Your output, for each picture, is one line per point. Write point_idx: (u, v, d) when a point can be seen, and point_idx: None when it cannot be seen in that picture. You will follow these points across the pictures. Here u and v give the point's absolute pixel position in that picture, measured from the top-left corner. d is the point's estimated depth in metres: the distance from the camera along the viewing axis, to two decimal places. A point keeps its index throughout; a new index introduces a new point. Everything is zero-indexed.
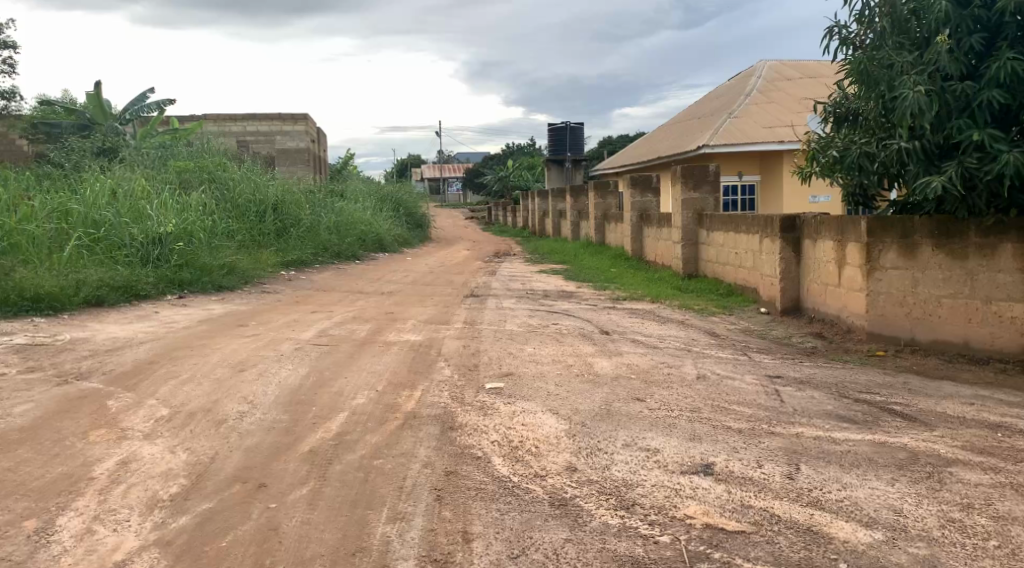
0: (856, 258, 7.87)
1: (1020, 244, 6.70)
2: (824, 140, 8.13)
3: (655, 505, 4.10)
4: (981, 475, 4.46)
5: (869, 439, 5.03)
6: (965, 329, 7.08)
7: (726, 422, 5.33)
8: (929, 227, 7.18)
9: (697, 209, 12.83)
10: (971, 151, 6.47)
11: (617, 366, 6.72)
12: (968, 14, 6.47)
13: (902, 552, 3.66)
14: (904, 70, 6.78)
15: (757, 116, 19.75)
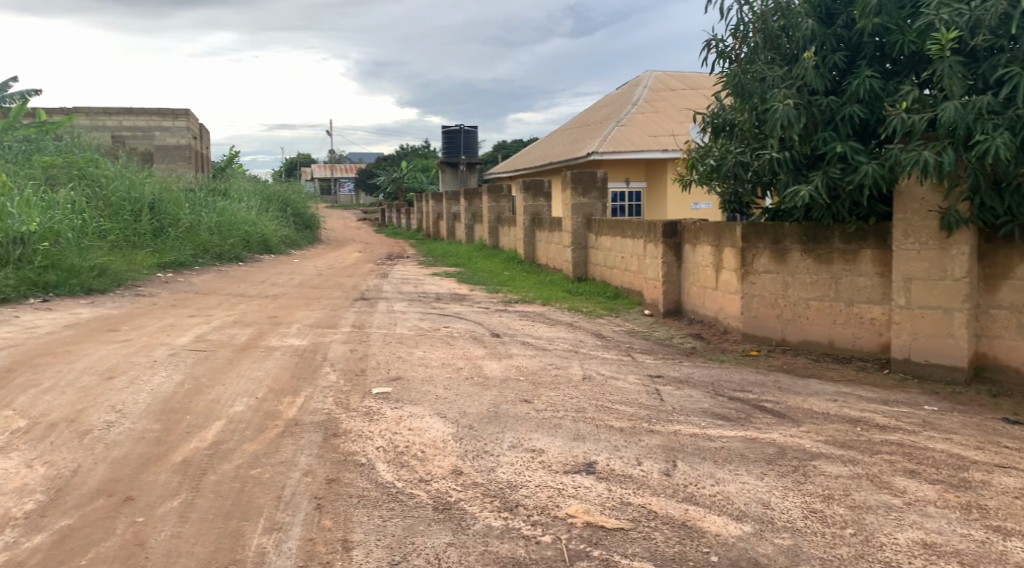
0: (732, 262, 8.31)
1: (878, 250, 7.10)
2: (703, 149, 8.51)
3: (538, 505, 4.15)
4: (841, 467, 4.74)
5: (742, 436, 5.26)
6: (831, 329, 7.51)
7: (609, 421, 5.46)
8: (798, 233, 7.61)
9: (586, 213, 13.10)
10: (834, 161, 6.86)
11: (506, 369, 6.76)
12: (831, 33, 6.96)
13: (768, 543, 3.85)
14: (775, 84, 7.12)
15: (643, 125, 20.35)
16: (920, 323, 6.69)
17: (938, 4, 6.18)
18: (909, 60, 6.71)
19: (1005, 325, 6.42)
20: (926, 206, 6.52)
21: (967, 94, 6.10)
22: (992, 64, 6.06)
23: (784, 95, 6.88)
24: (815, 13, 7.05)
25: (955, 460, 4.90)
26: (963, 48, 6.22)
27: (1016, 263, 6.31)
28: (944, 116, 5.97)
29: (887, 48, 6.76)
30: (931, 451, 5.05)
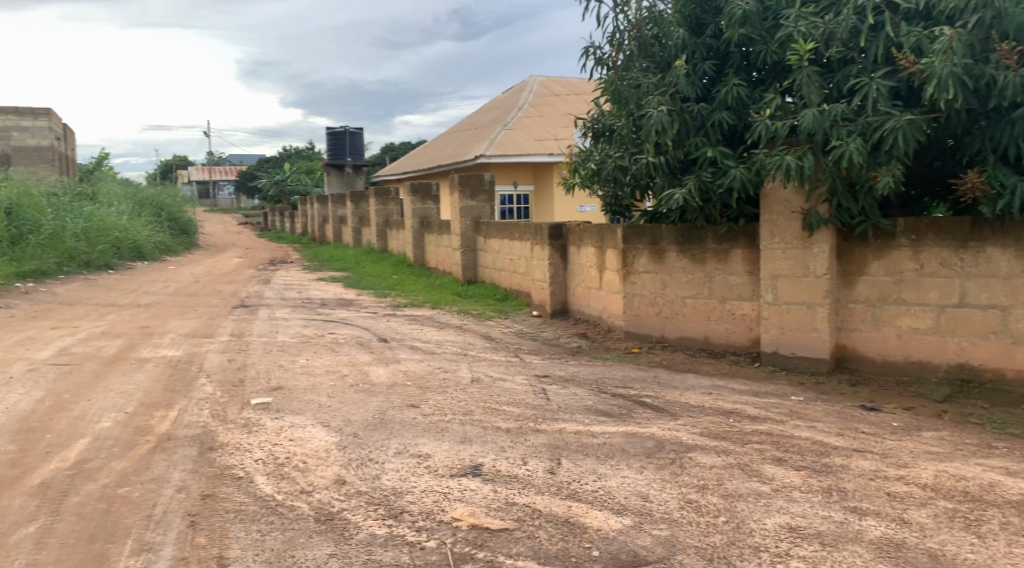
0: (614, 262, 8.55)
1: (747, 249, 7.45)
2: (584, 152, 8.71)
3: (424, 511, 4.13)
4: (715, 458, 4.96)
5: (623, 431, 5.41)
6: (705, 326, 7.83)
7: (495, 422, 5.50)
8: (674, 234, 7.90)
9: (474, 216, 13.13)
10: (706, 165, 7.16)
11: (393, 374, 6.70)
12: (701, 43, 7.27)
13: (647, 535, 3.97)
14: (650, 90, 7.36)
15: (529, 129, 20.60)
16: (786, 318, 7.09)
17: (796, 16, 6.54)
18: (772, 70, 7.08)
19: (861, 318, 6.88)
20: (790, 207, 6.91)
21: (823, 102, 6.49)
22: (845, 75, 6.48)
23: (658, 101, 7.10)
24: (686, 22, 7.34)
25: (818, 446, 5.21)
26: (819, 59, 6.61)
27: (870, 260, 6.76)
28: (803, 122, 6.33)
29: (752, 58, 7.11)
30: (797, 439, 5.35)
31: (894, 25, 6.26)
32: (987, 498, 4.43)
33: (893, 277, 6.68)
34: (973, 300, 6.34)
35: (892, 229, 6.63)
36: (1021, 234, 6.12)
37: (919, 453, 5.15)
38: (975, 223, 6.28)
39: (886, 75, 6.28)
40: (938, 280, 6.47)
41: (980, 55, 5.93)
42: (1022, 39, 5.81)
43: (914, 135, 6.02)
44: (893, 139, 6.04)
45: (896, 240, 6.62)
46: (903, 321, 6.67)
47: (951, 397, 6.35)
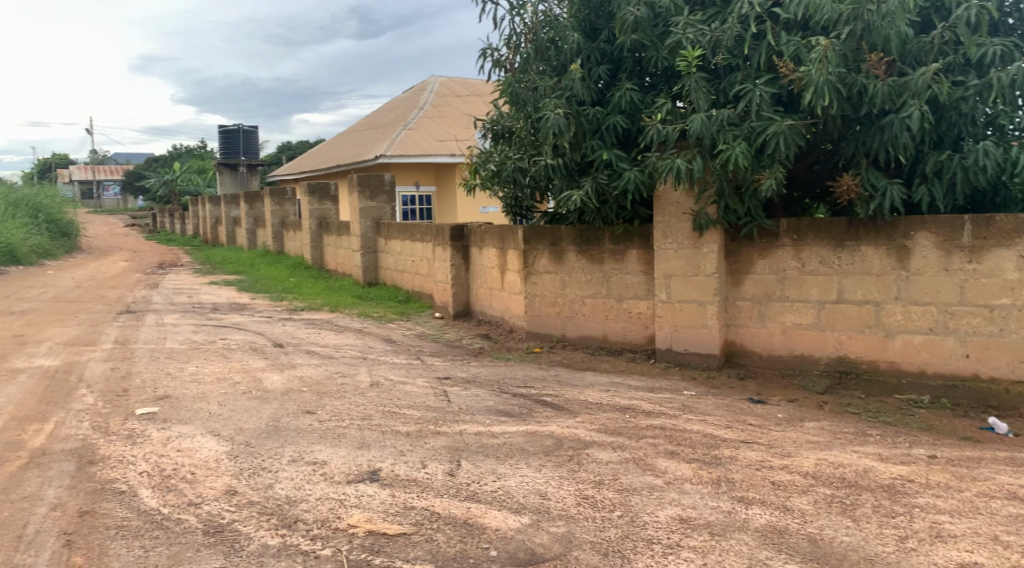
0: (515, 263, 8.62)
1: (642, 249, 7.65)
2: (484, 153, 8.74)
3: (319, 519, 4.05)
4: (611, 453, 5.07)
5: (523, 430, 5.46)
6: (604, 324, 7.99)
7: (394, 426, 5.44)
8: (572, 235, 8.02)
9: (374, 217, 12.94)
10: (602, 167, 7.31)
11: (289, 380, 6.53)
12: (595, 47, 7.41)
13: (544, 533, 4.02)
14: (546, 93, 7.45)
15: (430, 129, 20.49)
16: (679, 316, 7.32)
17: (684, 24, 6.75)
18: (663, 74, 7.28)
19: (748, 315, 7.17)
20: (681, 209, 7.15)
21: (711, 107, 6.73)
22: (730, 81, 6.73)
23: (555, 104, 7.18)
24: (580, 27, 7.45)
25: (708, 439, 5.40)
26: (706, 65, 6.85)
27: (755, 259, 7.07)
28: (692, 126, 6.53)
29: (644, 63, 7.30)
30: (690, 432, 5.53)
31: (775, 34, 6.56)
32: (861, 483, 4.69)
33: (777, 275, 6.99)
34: (849, 296, 6.70)
35: (775, 229, 6.94)
36: (890, 233, 6.48)
37: (802, 442, 5.42)
38: (850, 223, 6.64)
39: (768, 82, 6.56)
40: (817, 278, 6.81)
41: (852, 65, 6.26)
42: (889, 51, 6.18)
43: (794, 140, 6.33)
44: (775, 144, 6.32)
45: (780, 240, 6.93)
46: (786, 317, 7.00)
47: (831, 388, 6.72)
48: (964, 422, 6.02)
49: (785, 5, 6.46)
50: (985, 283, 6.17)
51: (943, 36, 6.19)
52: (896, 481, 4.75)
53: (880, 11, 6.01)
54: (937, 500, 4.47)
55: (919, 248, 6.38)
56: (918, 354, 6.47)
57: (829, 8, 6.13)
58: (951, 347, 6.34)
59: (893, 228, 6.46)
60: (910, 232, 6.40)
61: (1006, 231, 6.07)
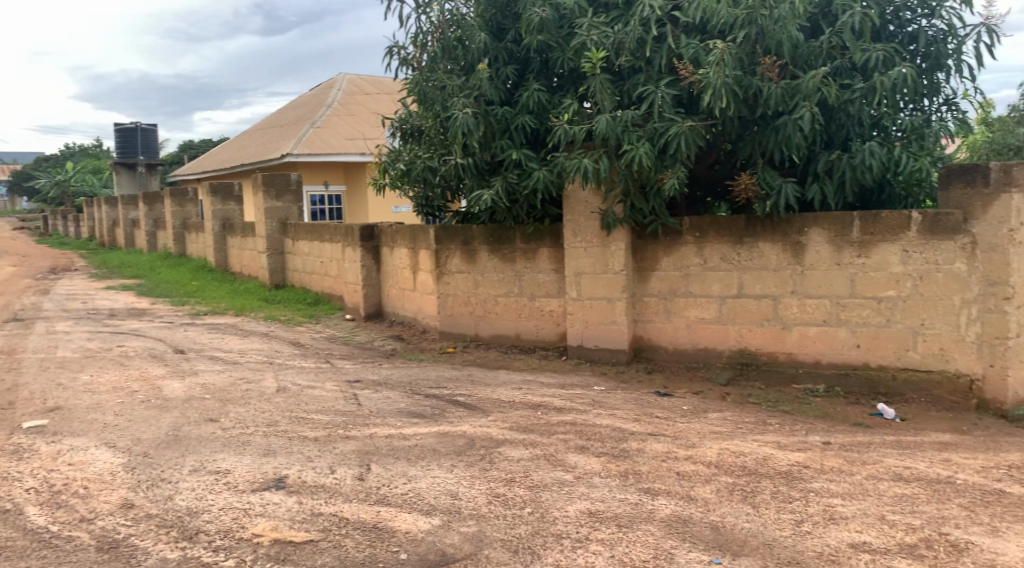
0: (427, 263, 8.57)
1: (553, 248, 7.73)
2: (393, 153, 8.66)
3: (221, 529, 3.93)
4: (522, 451, 5.10)
5: (435, 431, 5.44)
6: (516, 323, 8.04)
7: (302, 432, 5.34)
8: (484, 234, 8.04)
9: (281, 217, 12.63)
10: (511, 167, 7.35)
11: (190, 387, 6.31)
12: (502, 47, 7.44)
13: (455, 533, 4.01)
14: (454, 93, 7.42)
15: (338, 128, 20.15)
16: (589, 313, 7.44)
17: (589, 26, 6.85)
18: (569, 75, 7.37)
19: (655, 311, 7.35)
20: (589, 208, 7.27)
21: (616, 108, 6.85)
22: (634, 83, 6.86)
23: (463, 103, 7.16)
24: (487, 27, 7.47)
25: (617, 433, 5.50)
26: (610, 67, 6.97)
27: (661, 256, 7.24)
28: (598, 127, 6.62)
29: (550, 64, 7.37)
30: (599, 427, 5.62)
31: (675, 37, 6.74)
32: (761, 471, 4.87)
33: (682, 271, 7.19)
34: (749, 291, 6.94)
35: (679, 227, 7.13)
36: (786, 230, 6.75)
37: (706, 433, 5.59)
38: (749, 221, 6.88)
39: (670, 84, 6.73)
40: (720, 274, 7.04)
41: (748, 68, 6.49)
42: (781, 55, 6.44)
43: (694, 141, 6.52)
44: (677, 144, 6.49)
45: (683, 238, 7.13)
46: (691, 312, 7.20)
47: (734, 379, 6.99)
48: (855, 409, 6.34)
49: (684, 9, 6.67)
50: (872, 277, 6.50)
51: (831, 42, 6.50)
52: (793, 467, 4.95)
53: (773, 16, 6.26)
54: (830, 484, 4.68)
55: (812, 244, 6.67)
56: (813, 345, 6.76)
57: (725, 12, 6.35)
58: (844, 338, 6.65)
59: (788, 225, 6.74)
60: (804, 229, 6.69)
61: (891, 227, 6.40)
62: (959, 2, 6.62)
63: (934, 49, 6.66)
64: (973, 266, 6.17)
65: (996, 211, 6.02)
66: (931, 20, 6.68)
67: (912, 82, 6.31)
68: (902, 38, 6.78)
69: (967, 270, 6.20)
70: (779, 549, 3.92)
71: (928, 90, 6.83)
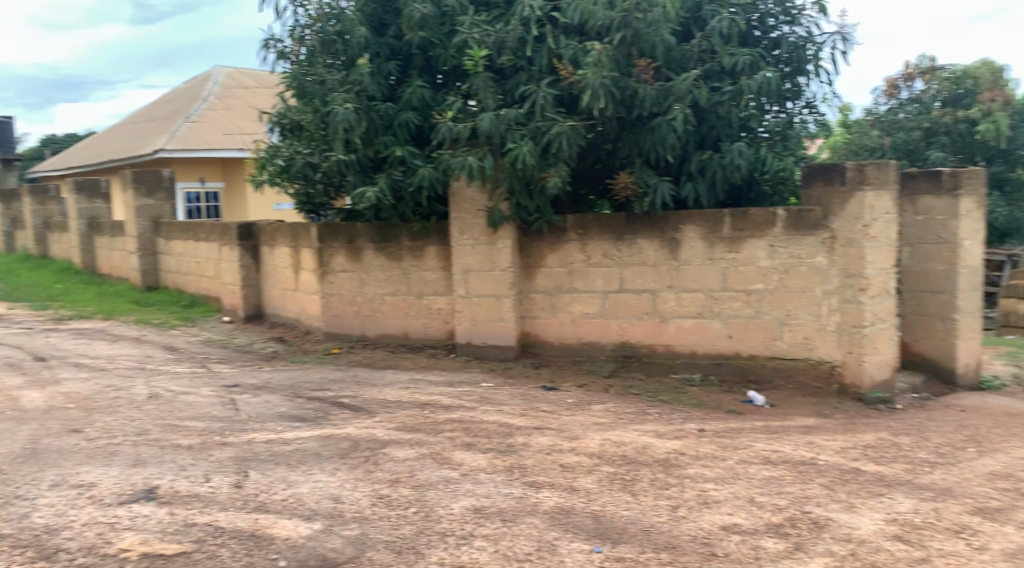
0: (309, 262, 8.37)
1: (440, 246, 7.72)
2: (272, 148, 8.40)
3: (84, 546, 3.71)
4: (408, 451, 5.06)
5: (317, 434, 5.32)
6: (404, 322, 7.97)
7: (176, 440, 5.11)
8: (369, 232, 7.93)
9: (153, 216, 12.02)
10: (395, 164, 7.25)
11: (51, 397, 5.92)
12: (383, 43, 7.34)
13: (336, 537, 3.94)
14: (334, 87, 7.26)
15: (215, 123, 19.39)
16: (476, 310, 7.46)
17: (470, 23, 6.86)
18: (452, 73, 7.37)
19: (540, 306, 7.45)
20: (475, 205, 7.29)
21: (498, 106, 6.89)
22: (516, 82, 6.93)
23: (343, 98, 7.01)
24: (368, 21, 7.35)
25: (504, 428, 5.55)
26: (492, 65, 7.01)
27: (546, 253, 7.35)
28: (481, 125, 6.63)
29: (433, 60, 7.35)
30: (486, 424, 5.65)
31: (555, 37, 6.85)
32: (640, 459, 5.03)
33: (566, 267, 7.32)
34: (630, 286, 7.14)
35: (563, 224, 7.26)
36: (663, 227, 7.00)
37: (589, 425, 5.71)
38: (629, 218, 7.08)
39: (550, 83, 6.84)
40: (603, 270, 7.21)
41: (624, 69, 6.67)
42: (655, 57, 6.66)
43: (575, 140, 6.66)
44: (559, 143, 6.60)
45: (566, 234, 7.26)
46: (576, 308, 7.33)
47: (616, 371, 7.17)
48: (729, 397, 6.65)
49: (563, 11, 6.79)
50: (742, 271, 6.82)
51: (701, 45, 6.77)
52: (671, 454, 5.14)
53: (646, 20, 6.45)
54: (704, 469, 4.89)
55: (687, 240, 6.94)
56: (690, 337, 7.03)
57: (602, 15, 6.49)
58: (717, 329, 6.96)
59: (665, 222, 6.98)
60: (680, 226, 6.95)
61: (759, 223, 6.74)
62: (816, 11, 7.04)
63: (796, 54, 7.06)
64: (832, 260, 6.56)
65: (852, 207, 6.39)
66: (792, 27, 7.07)
67: (775, 85, 6.66)
68: (766, 43, 7.13)
69: (827, 263, 6.58)
70: (656, 535, 4.06)
71: (791, 93, 7.23)
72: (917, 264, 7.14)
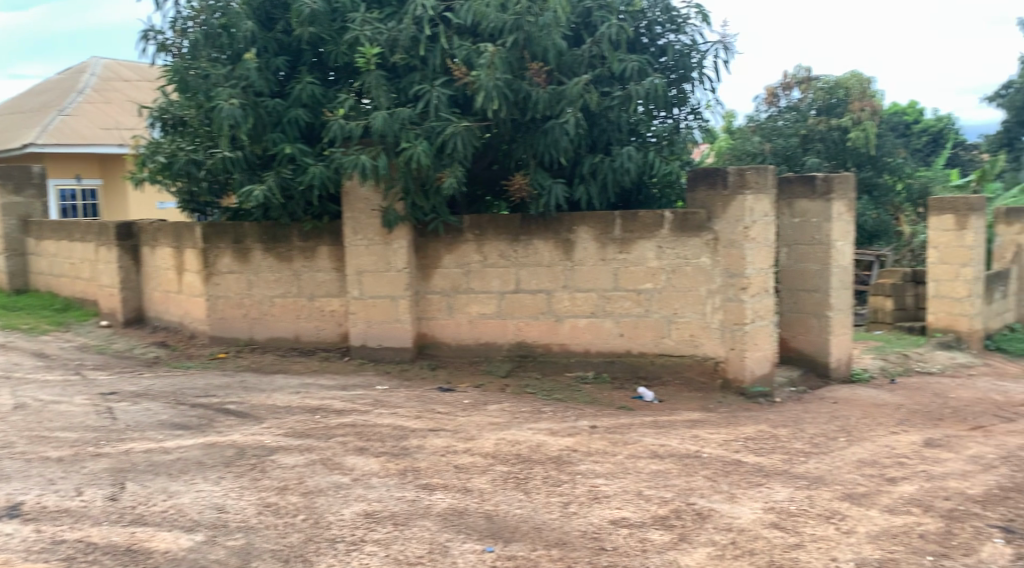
0: (194, 263, 8.05)
1: (332, 246, 7.58)
2: (152, 144, 8.01)
3: None
4: (297, 457, 4.94)
5: (201, 442, 5.12)
6: (295, 324, 7.77)
7: (45, 452, 4.81)
8: (257, 232, 7.71)
9: (21, 215, 11.27)
10: (284, 162, 7.06)
11: None
12: (271, 37, 7.13)
13: (220, 548, 3.80)
14: (219, 82, 6.99)
15: (92, 117, 18.37)
16: (371, 311, 7.35)
17: (361, 21, 6.77)
18: (344, 70, 7.25)
19: (437, 307, 7.40)
20: (369, 205, 7.19)
21: (392, 105, 6.81)
22: (409, 81, 6.87)
23: (228, 93, 6.74)
24: (254, 15, 7.12)
25: (397, 431, 5.50)
26: (385, 63, 6.92)
27: (442, 254, 7.33)
28: (374, 124, 6.53)
29: (324, 57, 7.20)
30: (379, 427, 5.58)
31: (448, 38, 6.84)
32: (533, 457, 5.09)
33: (462, 268, 7.32)
34: (525, 286, 7.20)
35: (459, 225, 7.25)
36: (557, 228, 7.09)
37: (484, 425, 5.73)
38: (524, 219, 7.15)
39: (444, 84, 6.83)
40: (498, 270, 7.24)
41: (517, 72, 6.71)
42: (547, 61, 6.75)
43: (470, 141, 6.67)
44: (453, 143, 6.59)
45: (462, 235, 7.26)
46: (472, 308, 7.33)
47: (512, 371, 7.22)
48: (620, 394, 6.81)
49: (456, 11, 6.79)
50: (633, 271, 7.00)
51: (592, 51, 6.92)
52: (563, 452, 5.21)
53: (538, 23, 6.54)
54: (595, 465, 4.99)
55: (580, 240, 7.06)
56: (584, 336, 7.15)
57: (494, 17, 6.54)
58: (609, 328, 7.11)
59: (559, 223, 7.08)
60: (573, 227, 7.06)
61: (648, 225, 6.94)
62: (700, 21, 7.30)
63: (681, 62, 7.30)
64: (715, 260, 6.83)
65: (733, 210, 6.66)
66: (677, 35, 7.32)
67: (662, 91, 6.88)
68: (654, 50, 7.34)
69: (711, 263, 6.84)
70: (548, 532, 4.11)
71: (677, 100, 7.45)
72: (793, 264, 7.51)
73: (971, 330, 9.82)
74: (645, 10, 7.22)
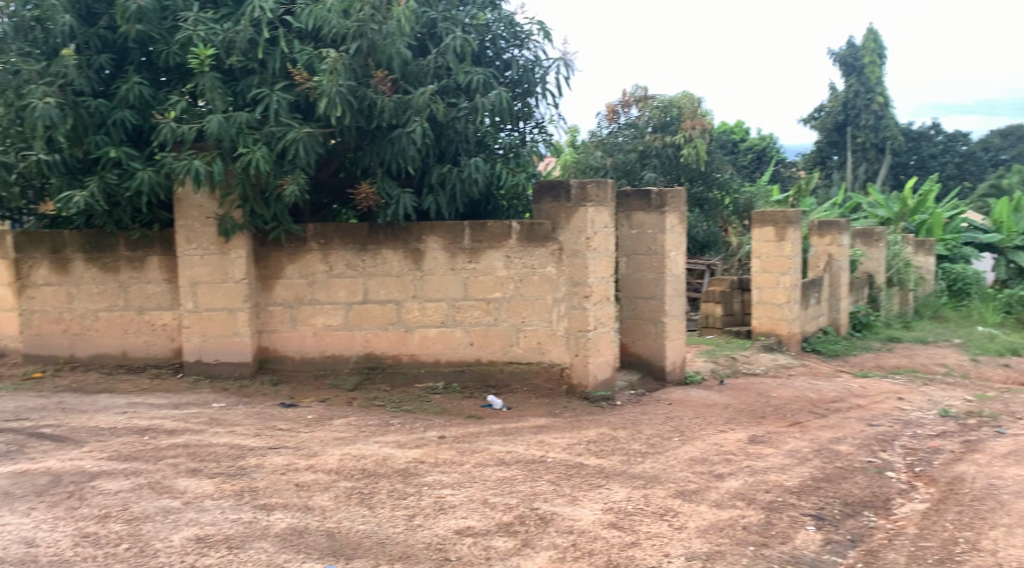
0: (3, 274, 7.35)
1: (163, 256, 7.16)
2: None
3: None
4: (121, 482, 4.61)
5: (9, 471, 4.67)
6: (121, 340, 7.24)
7: None
8: (79, 241, 7.17)
9: None
10: (109, 166, 6.59)
11: None
12: (93, 33, 6.66)
13: None
14: (32, 79, 6.42)
15: None
16: (207, 325, 6.98)
17: (194, 20, 6.45)
18: (175, 71, 6.88)
19: (279, 319, 7.14)
20: (204, 213, 6.85)
21: (228, 109, 6.52)
22: (247, 84, 6.61)
23: (43, 91, 6.21)
24: (73, 8, 6.62)
25: (234, 450, 5.25)
26: (220, 65, 6.63)
27: (284, 263, 7.08)
28: (209, 127, 6.24)
29: (153, 56, 6.80)
30: (213, 446, 5.31)
31: (288, 42, 6.66)
32: (379, 471, 5.01)
33: (307, 278, 7.11)
34: (373, 296, 7.09)
35: (302, 234, 7.05)
36: (406, 237, 7.04)
37: (328, 440, 5.58)
38: (371, 229, 7.05)
39: (285, 88, 6.63)
40: (345, 280, 7.09)
41: (361, 79, 6.62)
42: (392, 69, 6.70)
43: (313, 147, 6.50)
44: (295, 150, 6.41)
45: (307, 244, 7.05)
46: (317, 320, 7.13)
47: (360, 384, 7.07)
48: (469, 403, 6.83)
49: (296, 15, 6.62)
50: (481, 280, 7.07)
51: (436, 61, 6.92)
52: (410, 464, 5.16)
53: (381, 31, 6.48)
54: (442, 476, 4.98)
55: (429, 250, 7.05)
56: (434, 346, 7.13)
57: (336, 22, 6.43)
58: (459, 337, 7.12)
59: (408, 232, 7.04)
60: (422, 236, 7.04)
61: (495, 235, 7.03)
62: (542, 37, 7.50)
63: (525, 76, 7.47)
64: (560, 270, 7.02)
65: (576, 222, 6.90)
66: (521, 50, 7.48)
67: (507, 104, 7.01)
68: (498, 64, 7.47)
69: (555, 273, 7.03)
70: (391, 546, 4.05)
71: (522, 114, 7.61)
72: (631, 273, 7.84)
73: (790, 333, 10.64)
74: (489, 24, 7.34)
